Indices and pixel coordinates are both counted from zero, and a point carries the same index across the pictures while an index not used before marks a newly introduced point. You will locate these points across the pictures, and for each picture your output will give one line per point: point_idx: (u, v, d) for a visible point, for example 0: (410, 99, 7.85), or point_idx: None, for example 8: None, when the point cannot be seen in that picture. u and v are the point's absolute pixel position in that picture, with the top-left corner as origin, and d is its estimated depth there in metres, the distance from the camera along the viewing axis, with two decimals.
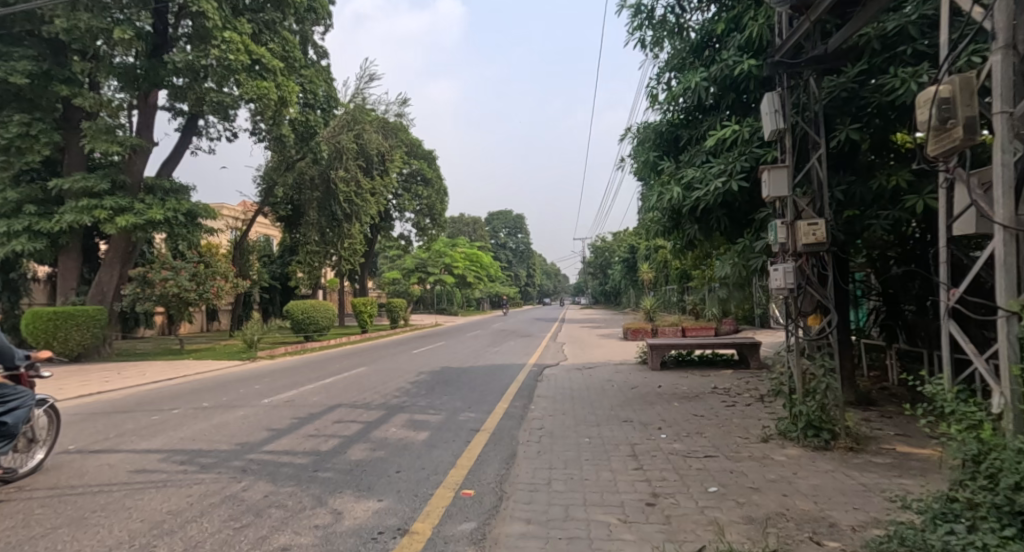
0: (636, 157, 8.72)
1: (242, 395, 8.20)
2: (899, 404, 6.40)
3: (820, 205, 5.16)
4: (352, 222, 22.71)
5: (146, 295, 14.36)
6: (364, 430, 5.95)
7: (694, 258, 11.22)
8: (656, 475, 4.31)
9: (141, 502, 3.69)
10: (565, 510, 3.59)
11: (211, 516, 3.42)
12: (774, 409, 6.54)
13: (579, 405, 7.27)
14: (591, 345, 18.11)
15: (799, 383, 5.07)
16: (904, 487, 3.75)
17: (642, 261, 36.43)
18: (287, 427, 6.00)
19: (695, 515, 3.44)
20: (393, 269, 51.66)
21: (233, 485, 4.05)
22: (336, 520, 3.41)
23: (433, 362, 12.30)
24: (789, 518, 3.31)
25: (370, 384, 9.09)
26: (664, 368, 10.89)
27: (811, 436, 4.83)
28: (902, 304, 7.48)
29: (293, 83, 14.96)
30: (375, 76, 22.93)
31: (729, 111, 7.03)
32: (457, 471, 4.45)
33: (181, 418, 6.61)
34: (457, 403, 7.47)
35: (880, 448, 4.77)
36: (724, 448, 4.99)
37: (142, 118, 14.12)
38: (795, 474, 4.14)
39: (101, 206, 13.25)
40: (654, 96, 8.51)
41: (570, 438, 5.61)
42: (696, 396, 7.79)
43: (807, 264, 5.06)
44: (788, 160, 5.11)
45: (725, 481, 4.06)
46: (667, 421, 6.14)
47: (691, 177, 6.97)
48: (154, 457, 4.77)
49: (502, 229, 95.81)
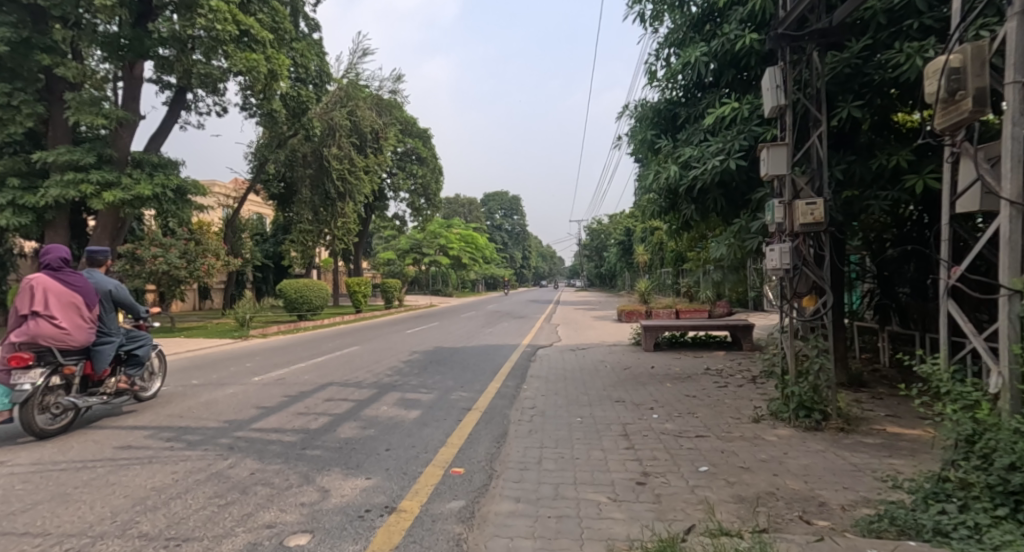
0: (634, 136, 8.59)
1: (233, 373, 8.14)
2: (891, 386, 6.40)
3: (819, 184, 5.07)
4: (345, 200, 22.46)
5: (136, 272, 14.13)
6: (355, 408, 5.91)
7: (690, 240, 11.16)
8: (647, 454, 4.29)
9: (125, 478, 3.64)
10: (555, 489, 3.56)
11: (196, 493, 3.37)
12: (766, 390, 6.53)
13: (571, 385, 7.25)
14: (585, 326, 18.13)
15: (792, 364, 5.04)
16: (894, 467, 3.74)
17: (637, 243, 36.36)
18: (277, 405, 5.95)
19: (685, 494, 3.42)
20: (388, 249, 51.44)
21: (220, 462, 4.00)
22: (323, 497, 3.37)
23: (426, 342, 12.28)
24: (779, 497, 3.30)
25: (363, 363, 9.04)
26: (657, 350, 10.90)
27: (803, 416, 4.82)
28: (896, 288, 7.47)
29: (284, 57, 14.60)
30: (368, 51, 22.45)
31: (729, 88, 6.89)
32: (447, 450, 4.42)
33: (171, 395, 6.56)
34: (450, 382, 7.44)
35: (870, 429, 4.76)
36: (716, 427, 4.97)
37: (128, 90, 13.79)
38: (785, 454, 4.13)
39: (88, 180, 13.04)
40: (653, 73, 8.35)
41: (561, 417, 5.59)
42: (689, 377, 7.78)
43: (805, 244, 4.98)
44: (788, 138, 5.01)
45: (716, 461, 4.05)
46: (659, 401, 6.13)
47: (688, 156, 6.86)
48: (141, 433, 4.71)
49: (497, 211, 95.38)
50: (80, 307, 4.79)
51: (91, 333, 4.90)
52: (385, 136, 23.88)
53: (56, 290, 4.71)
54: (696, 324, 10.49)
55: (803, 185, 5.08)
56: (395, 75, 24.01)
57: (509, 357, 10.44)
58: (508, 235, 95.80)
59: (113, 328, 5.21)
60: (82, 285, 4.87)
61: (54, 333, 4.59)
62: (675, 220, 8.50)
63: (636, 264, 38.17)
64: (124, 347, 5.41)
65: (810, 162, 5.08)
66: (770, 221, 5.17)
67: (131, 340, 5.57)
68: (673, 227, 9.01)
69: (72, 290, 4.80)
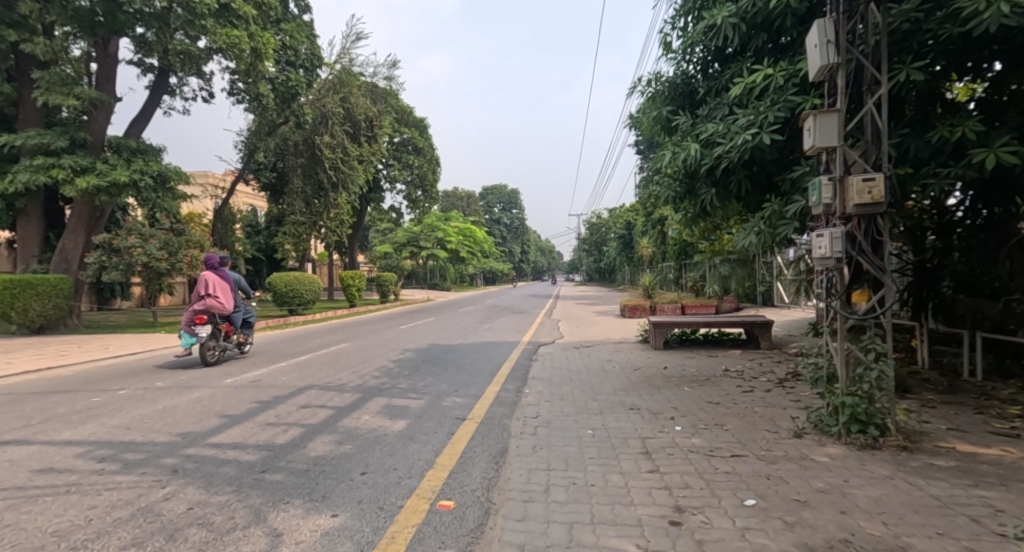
0: (646, 114, 7.83)
1: (205, 373, 7.37)
2: (942, 393, 5.68)
3: (876, 159, 4.31)
4: (338, 191, 21.68)
5: (114, 264, 13.32)
6: (334, 417, 5.17)
7: (702, 230, 10.40)
8: (677, 481, 3.55)
9: (25, 516, 2.87)
10: (568, 531, 2.82)
11: (108, 541, 2.60)
12: (798, 397, 5.80)
13: (578, 389, 6.53)
14: (588, 322, 17.39)
15: (842, 370, 4.29)
16: (990, 504, 3.00)
17: (639, 236, 35.61)
18: (245, 413, 5.21)
19: (736, 542, 2.67)
20: (385, 242, 50.60)
21: (157, 491, 3.25)
22: (272, 546, 2.62)
23: (420, 339, 11.56)
24: (860, 549, 2.55)
25: (350, 362, 8.32)
26: (667, 348, 10.17)
27: (856, 432, 4.10)
28: (938, 282, 6.76)
29: (270, 36, 13.80)
30: (362, 35, 21.57)
31: (757, 56, 6.15)
32: (435, 474, 3.67)
33: (127, 399, 5.79)
34: (443, 385, 6.71)
35: (937, 447, 4.02)
36: (752, 445, 4.24)
37: (102, 70, 12.98)
38: (846, 483, 3.39)
39: (60, 165, 12.25)
40: (668, 43, 7.60)
41: (570, 429, 4.83)
42: (708, 380, 7.05)
43: (860, 229, 4.22)
44: (840, 103, 4.24)
45: (763, 492, 3.31)
46: (680, 410, 5.39)
47: (711, 132, 6.12)
48: (71, 451, 3.94)
49: (496, 204, 94.46)
50: (227, 291, 8.36)
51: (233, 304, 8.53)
52: (379, 125, 23.06)
53: (214, 279, 8.28)
54: (709, 321, 9.79)
55: (857, 159, 4.32)
56: (391, 61, 23.13)
57: (509, 356, 9.73)
58: (507, 229, 94.95)
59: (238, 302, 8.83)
60: (227, 277, 8.48)
61: (216, 305, 8.10)
62: (690, 207, 7.77)
63: (638, 258, 37.45)
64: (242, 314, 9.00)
65: (863, 133, 4.33)
66: (816, 202, 4.42)
67: (245, 312, 9.15)
68: (688, 216, 8.28)
69: (224, 281, 8.39)
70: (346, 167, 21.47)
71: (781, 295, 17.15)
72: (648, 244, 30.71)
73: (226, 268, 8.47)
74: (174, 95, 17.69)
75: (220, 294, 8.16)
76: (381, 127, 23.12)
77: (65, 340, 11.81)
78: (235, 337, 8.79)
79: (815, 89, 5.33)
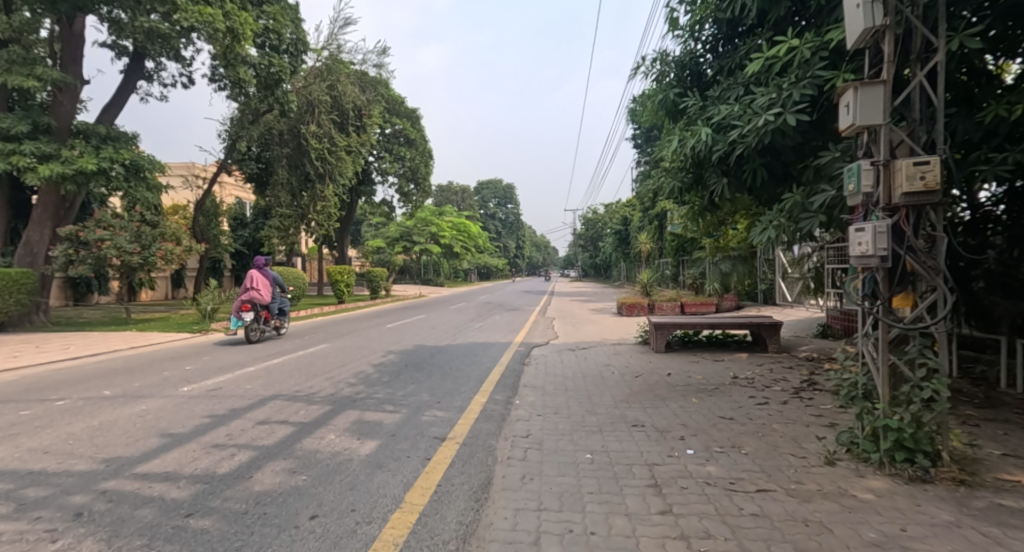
0: (649, 97, 7.18)
1: (162, 380, 6.68)
2: (981, 407, 5.07)
3: (926, 139, 3.66)
4: (326, 182, 20.93)
5: (81, 257, 12.55)
6: (295, 435, 4.50)
7: (706, 224, 9.81)
8: (697, 528, 2.91)
9: None
10: None
11: None
12: (820, 412, 5.18)
13: (575, 400, 5.88)
14: (584, 321, 16.79)
15: (884, 388, 3.66)
16: None
17: (635, 231, 35.00)
18: (191, 431, 4.52)
19: None
20: (377, 237, 49.81)
21: (43, 547, 2.57)
22: None
23: (406, 339, 10.89)
24: None
25: (326, 367, 7.65)
26: (668, 351, 9.56)
27: (902, 462, 3.47)
28: (969, 281, 6.21)
29: (249, 17, 13.05)
30: (350, 20, 20.76)
31: (776, 29, 5.53)
32: (400, 518, 3.00)
33: (62, 412, 5.10)
34: (425, 395, 6.06)
35: (998, 480, 3.40)
36: (781, 476, 3.60)
37: (67, 49, 12.23)
38: (905, 533, 2.76)
39: (21, 152, 11.48)
40: (674, 18, 6.93)
41: (565, 452, 4.18)
42: (716, 389, 6.43)
43: (908, 222, 3.57)
44: (886, 73, 3.59)
45: (805, 546, 2.67)
46: (690, 428, 4.76)
47: (724, 114, 5.54)
48: None
49: (491, 199, 93.56)
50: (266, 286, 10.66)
51: (272, 295, 10.89)
52: (369, 114, 22.25)
53: (258, 275, 10.64)
54: (715, 323, 9.20)
55: (904, 140, 3.67)
56: (381, 48, 22.34)
57: (500, 358, 9.11)
58: (502, 224, 94.18)
59: (276, 295, 11.17)
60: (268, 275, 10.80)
61: (258, 296, 10.43)
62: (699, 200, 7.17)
63: (634, 254, 36.86)
64: (279, 304, 11.33)
65: (910, 110, 3.70)
66: (854, 190, 3.80)
67: (281, 302, 11.44)
68: (693, 209, 7.71)
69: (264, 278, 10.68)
70: (334, 158, 20.70)
71: (783, 292, 16.60)
72: (645, 240, 30.11)
73: (268, 267, 10.81)
74: (151, 81, 16.90)
75: (261, 288, 10.46)
76: (370, 117, 22.35)
77: (26, 338, 11.06)
78: (272, 322, 11.12)
79: (845, 64, 4.70)
